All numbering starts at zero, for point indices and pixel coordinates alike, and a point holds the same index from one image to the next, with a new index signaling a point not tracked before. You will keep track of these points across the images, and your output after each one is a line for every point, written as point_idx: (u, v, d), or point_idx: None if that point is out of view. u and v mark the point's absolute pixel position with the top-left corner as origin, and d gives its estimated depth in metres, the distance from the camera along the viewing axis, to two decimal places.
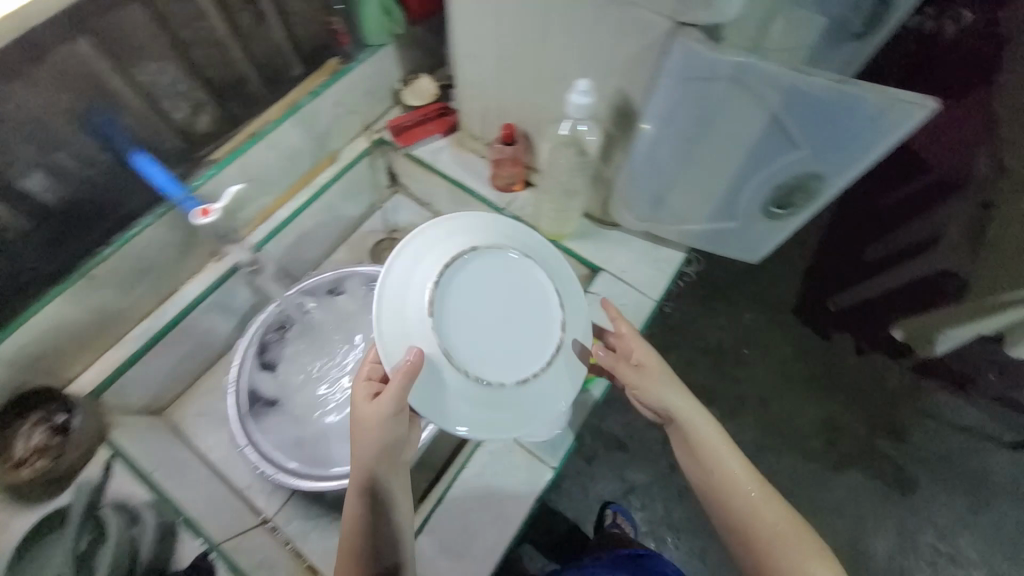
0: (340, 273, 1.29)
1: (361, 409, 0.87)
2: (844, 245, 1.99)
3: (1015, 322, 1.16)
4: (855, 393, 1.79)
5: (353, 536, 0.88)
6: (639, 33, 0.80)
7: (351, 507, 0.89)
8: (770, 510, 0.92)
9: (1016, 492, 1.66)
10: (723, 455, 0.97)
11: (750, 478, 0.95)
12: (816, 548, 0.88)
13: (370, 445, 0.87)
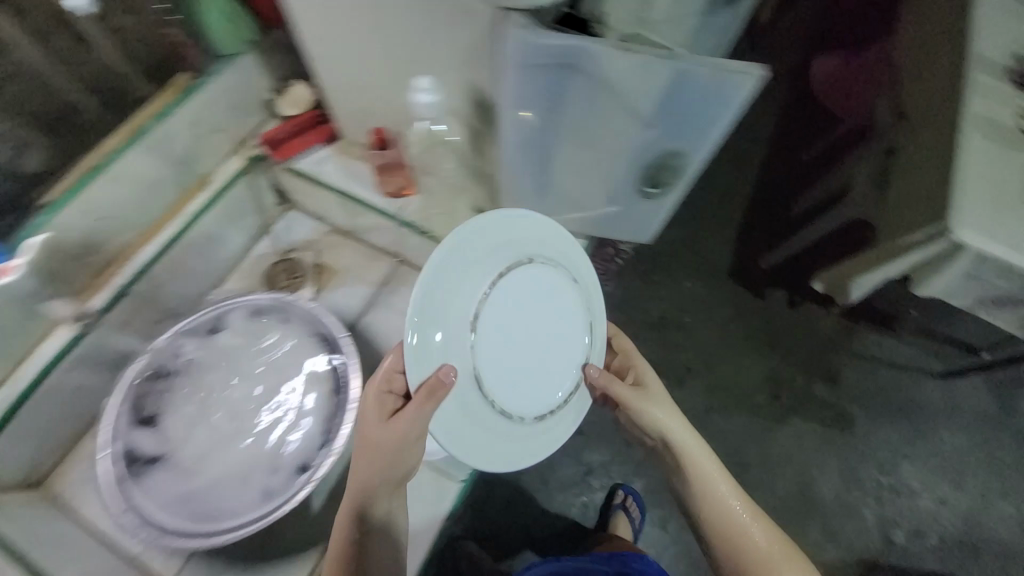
0: (218, 309, 1.21)
1: (374, 425, 0.93)
2: (772, 203, 2.10)
3: (916, 263, 1.20)
4: (792, 344, 1.86)
5: (345, 542, 0.94)
6: (467, 18, 0.82)
7: (347, 517, 0.95)
8: (750, 524, 1.01)
9: (950, 417, 1.74)
10: (716, 478, 1.04)
11: (737, 499, 1.03)
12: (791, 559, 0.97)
13: (381, 459, 0.94)
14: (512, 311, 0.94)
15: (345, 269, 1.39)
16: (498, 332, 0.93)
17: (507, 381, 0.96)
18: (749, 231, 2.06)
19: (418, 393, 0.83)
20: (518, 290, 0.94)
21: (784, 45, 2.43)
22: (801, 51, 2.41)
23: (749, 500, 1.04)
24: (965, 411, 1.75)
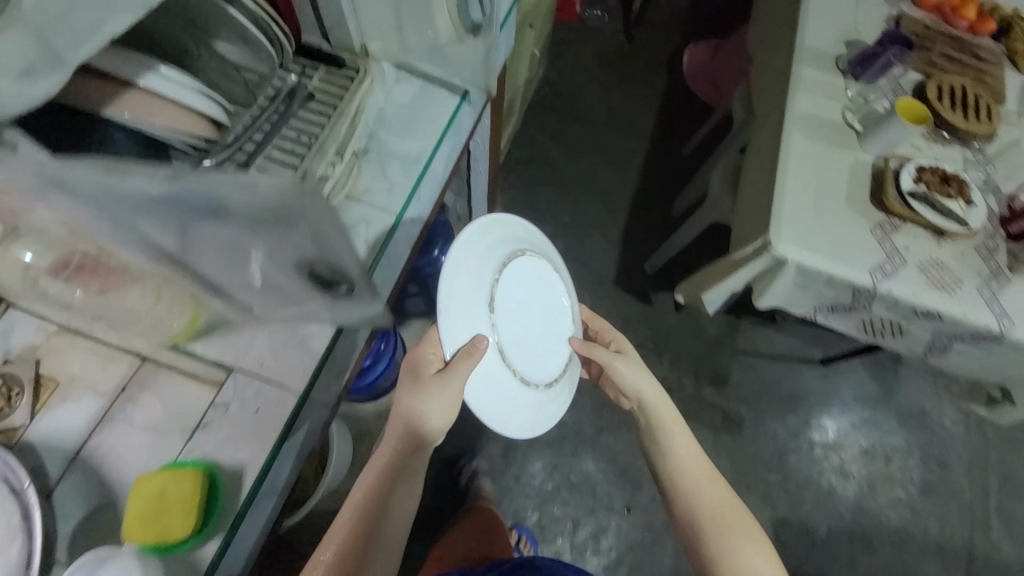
0: None
1: (424, 384, 0.79)
2: (654, 203, 2.06)
3: (753, 276, 1.15)
4: (680, 348, 1.82)
5: (347, 529, 0.75)
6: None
7: (359, 496, 0.77)
8: (703, 498, 0.86)
9: (832, 402, 1.75)
10: (684, 448, 0.90)
11: (703, 472, 0.89)
12: (759, 544, 0.82)
13: (430, 425, 0.80)
14: (522, 290, 0.88)
15: (69, 379, 0.81)
16: (519, 305, 0.87)
17: (527, 351, 0.88)
18: (632, 235, 2.00)
19: (461, 358, 0.75)
20: (523, 272, 0.89)
21: (655, 37, 2.38)
22: (676, 41, 2.38)
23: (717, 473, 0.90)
24: (846, 394, 1.76)
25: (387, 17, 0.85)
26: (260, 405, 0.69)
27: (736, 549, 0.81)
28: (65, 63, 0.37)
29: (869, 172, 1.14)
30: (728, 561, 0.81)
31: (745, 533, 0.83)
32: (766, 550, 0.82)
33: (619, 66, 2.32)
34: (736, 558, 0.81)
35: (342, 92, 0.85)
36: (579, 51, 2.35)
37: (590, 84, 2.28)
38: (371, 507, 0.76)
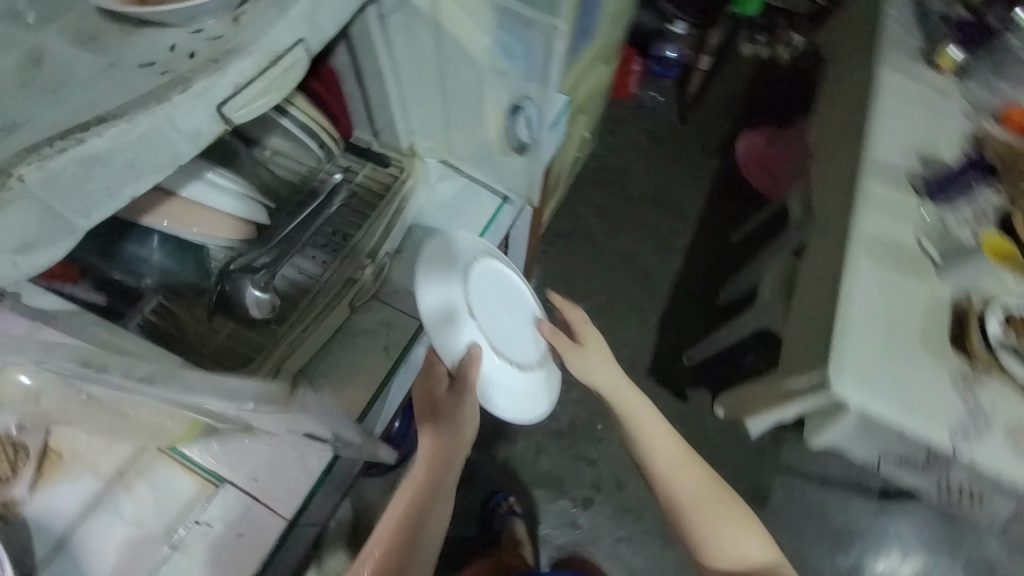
0: None
1: (438, 399, 0.77)
2: (697, 289, 1.95)
3: (807, 411, 1.02)
4: (715, 456, 1.65)
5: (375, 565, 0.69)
6: None
7: (386, 530, 0.72)
8: (687, 488, 0.85)
9: (890, 544, 1.53)
10: (659, 433, 0.87)
11: (680, 461, 0.86)
12: (759, 541, 0.85)
13: (460, 438, 0.76)
14: (491, 283, 0.85)
15: (64, 460, 0.75)
16: (490, 296, 0.84)
17: (519, 335, 0.86)
18: (671, 322, 1.89)
19: (465, 367, 0.73)
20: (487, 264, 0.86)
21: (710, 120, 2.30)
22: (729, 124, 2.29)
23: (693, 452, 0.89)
24: (907, 537, 1.54)
25: (436, 116, 0.83)
26: (248, 527, 0.71)
27: (731, 538, 0.83)
28: (76, 230, 0.35)
29: (948, 307, 1.02)
30: (729, 556, 0.83)
31: (741, 527, 0.85)
32: (761, 539, 0.85)
33: (675, 150, 2.24)
34: (741, 551, 0.83)
35: (381, 191, 0.83)
36: (632, 130, 2.28)
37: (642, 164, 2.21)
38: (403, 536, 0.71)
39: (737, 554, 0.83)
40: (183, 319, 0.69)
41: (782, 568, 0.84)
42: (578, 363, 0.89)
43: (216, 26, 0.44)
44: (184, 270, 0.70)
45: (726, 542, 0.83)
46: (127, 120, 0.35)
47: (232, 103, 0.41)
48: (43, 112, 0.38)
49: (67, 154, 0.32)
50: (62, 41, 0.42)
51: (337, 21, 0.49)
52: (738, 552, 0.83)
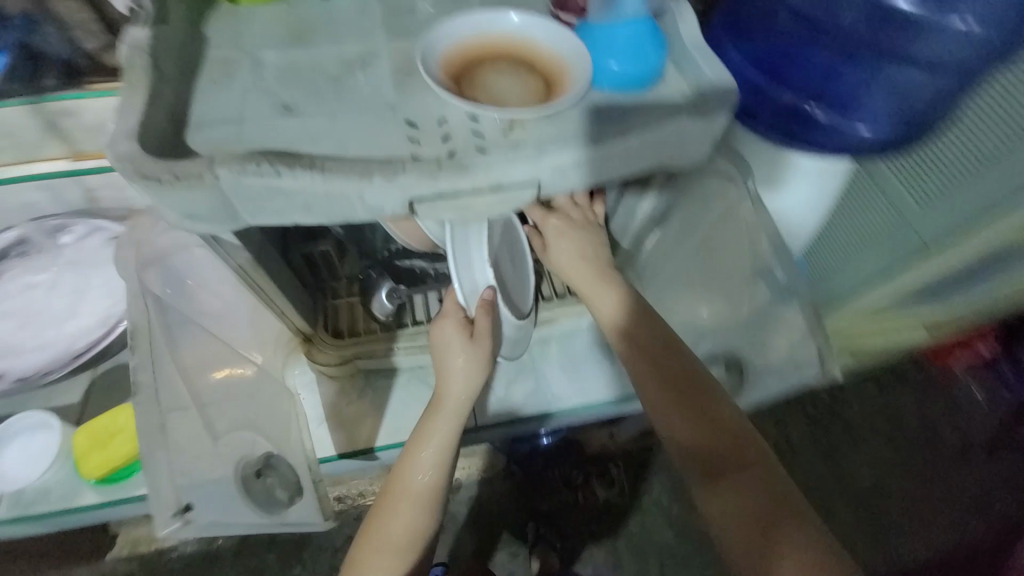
0: (99, 228, 0.85)
1: (454, 342, 0.64)
2: None
3: None
4: None
5: (397, 544, 0.58)
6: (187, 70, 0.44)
7: (391, 509, 0.59)
8: (683, 407, 0.56)
9: None
10: (612, 301, 0.62)
11: (652, 350, 0.58)
12: (777, 497, 0.51)
13: (472, 372, 0.63)
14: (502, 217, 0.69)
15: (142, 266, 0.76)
16: (499, 241, 0.69)
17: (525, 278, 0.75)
18: None
19: (485, 313, 0.63)
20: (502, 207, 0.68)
21: None
22: None
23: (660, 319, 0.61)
24: None
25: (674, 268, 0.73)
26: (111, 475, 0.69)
27: (741, 492, 0.52)
28: (238, 221, 0.38)
29: None
30: (738, 519, 0.51)
31: (739, 474, 0.53)
32: (771, 498, 0.51)
33: (936, 510, 1.12)
34: (761, 520, 0.50)
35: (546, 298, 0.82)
36: (882, 413, 1.20)
37: (872, 487, 1.14)
38: (426, 500, 0.60)
39: (756, 509, 0.51)
40: (346, 261, 0.74)
41: (810, 517, 0.50)
42: (569, 274, 0.65)
43: (487, 125, 0.43)
44: (374, 237, 0.72)
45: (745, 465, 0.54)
46: (326, 176, 0.36)
47: (426, 203, 0.39)
48: (316, 117, 0.43)
49: (262, 168, 0.35)
50: (387, 64, 0.47)
51: (583, 186, 0.44)
52: (745, 514, 0.51)
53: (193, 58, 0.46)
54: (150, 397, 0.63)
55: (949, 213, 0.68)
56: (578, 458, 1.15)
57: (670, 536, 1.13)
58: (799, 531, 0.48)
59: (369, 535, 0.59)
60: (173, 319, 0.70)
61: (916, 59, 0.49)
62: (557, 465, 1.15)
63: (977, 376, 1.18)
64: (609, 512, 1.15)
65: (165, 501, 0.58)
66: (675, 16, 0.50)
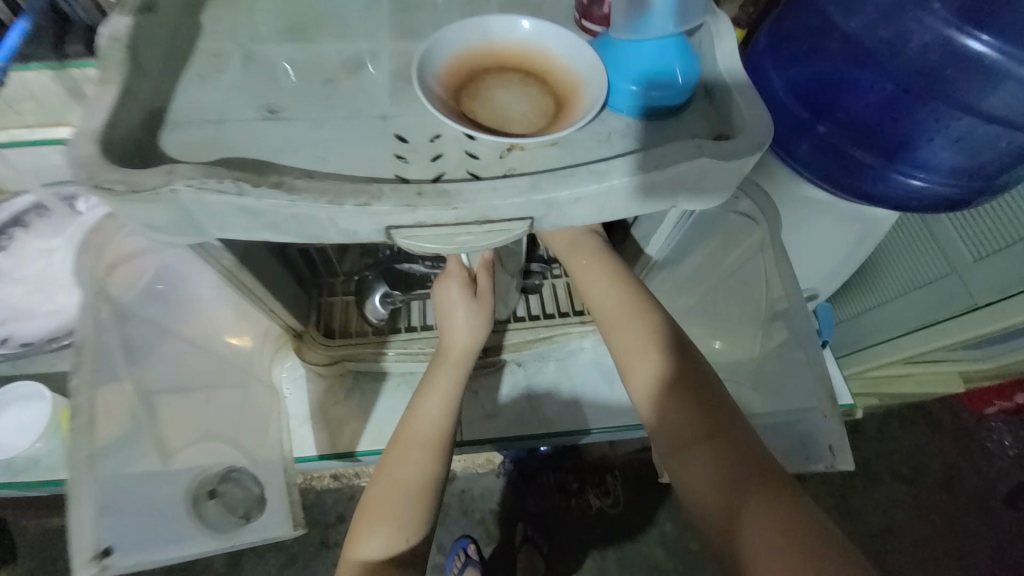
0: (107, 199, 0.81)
1: (457, 301, 0.60)
2: None
3: None
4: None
5: (412, 489, 0.52)
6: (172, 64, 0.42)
7: (401, 454, 0.54)
8: (655, 372, 0.52)
9: None
10: (594, 269, 0.59)
11: (624, 312, 0.56)
12: (749, 463, 0.46)
13: (478, 325, 0.60)
14: None
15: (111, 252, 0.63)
16: None
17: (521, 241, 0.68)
18: None
19: (485, 271, 0.61)
20: None
21: None
22: None
23: (635, 283, 0.59)
24: None
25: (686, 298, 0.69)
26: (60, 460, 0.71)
27: (712, 460, 0.47)
28: (205, 233, 0.36)
29: None
30: (707, 492, 0.47)
31: (711, 441, 0.48)
32: (744, 463, 0.46)
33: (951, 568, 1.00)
34: (732, 488, 0.45)
35: (543, 316, 0.76)
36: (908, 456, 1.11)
37: (881, 531, 1.01)
38: (437, 445, 0.55)
39: (727, 477, 0.46)
40: (346, 259, 0.71)
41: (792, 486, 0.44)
42: (564, 255, 0.61)
43: (483, 147, 0.39)
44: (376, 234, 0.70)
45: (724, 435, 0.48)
46: (294, 198, 0.33)
47: (404, 231, 0.36)
48: (302, 124, 0.40)
49: (228, 183, 0.32)
50: (387, 67, 0.44)
51: (583, 224, 0.40)
52: (715, 484, 0.47)
53: (182, 49, 0.43)
54: (88, 426, 0.47)
55: (1003, 275, 0.62)
56: (575, 464, 1.06)
57: (661, 553, 1.02)
58: (768, 499, 0.43)
59: (378, 485, 0.53)
60: (138, 331, 0.55)
61: (982, 109, 0.42)
62: (552, 468, 1.06)
63: (1008, 424, 1.10)
64: (603, 523, 1.03)
65: (84, 540, 0.45)
66: (713, 36, 0.43)
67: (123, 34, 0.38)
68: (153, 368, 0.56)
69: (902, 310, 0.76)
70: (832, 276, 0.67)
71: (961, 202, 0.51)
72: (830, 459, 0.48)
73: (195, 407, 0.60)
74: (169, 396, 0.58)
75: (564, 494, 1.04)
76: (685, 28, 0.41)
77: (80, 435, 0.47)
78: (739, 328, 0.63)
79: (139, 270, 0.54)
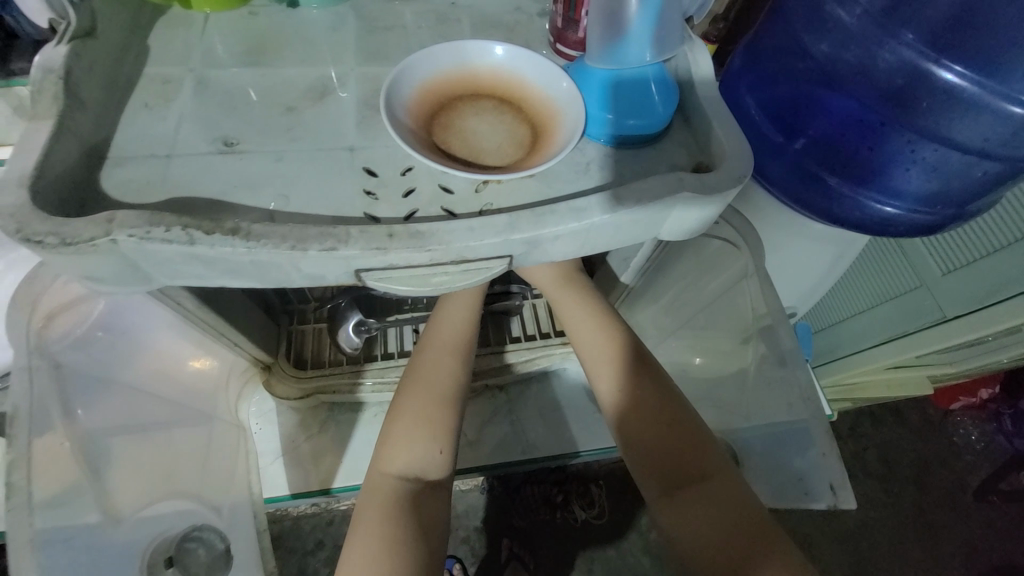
0: None
1: None
2: None
3: None
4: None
5: (444, 397, 0.53)
6: (108, 92, 0.38)
7: (433, 359, 0.55)
8: (637, 424, 0.52)
9: None
10: (585, 311, 0.58)
11: (605, 355, 0.56)
12: (738, 517, 0.45)
13: None
14: None
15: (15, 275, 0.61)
16: None
17: None
18: None
19: None
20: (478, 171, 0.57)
21: None
22: None
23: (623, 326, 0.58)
24: None
25: (667, 315, 0.69)
26: None
27: (702, 509, 0.46)
28: (153, 281, 0.32)
29: None
30: (699, 537, 0.45)
31: (699, 486, 0.48)
32: (735, 513, 0.45)
33: (923, 562, 1.00)
34: (728, 534, 0.44)
35: (525, 339, 0.73)
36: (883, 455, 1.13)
37: (862, 531, 1.02)
38: (463, 349, 0.57)
39: (720, 528, 0.45)
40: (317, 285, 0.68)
41: (783, 540, 0.43)
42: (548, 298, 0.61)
43: (457, 182, 0.38)
44: None
45: (711, 485, 0.47)
46: (251, 245, 0.30)
47: (375, 274, 0.34)
48: (261, 158, 0.37)
49: (173, 227, 0.30)
50: (354, 95, 0.42)
51: (566, 258, 0.38)
52: (705, 533, 0.45)
53: (128, 77, 0.40)
54: (25, 503, 0.42)
55: (973, 288, 0.63)
56: (560, 477, 1.04)
57: (646, 562, 1.00)
58: (768, 556, 0.42)
59: (410, 392, 0.53)
60: (73, 382, 0.50)
61: (955, 140, 0.43)
62: (534, 482, 1.03)
63: (975, 419, 1.13)
64: (585, 536, 1.01)
65: None
66: (690, 62, 0.42)
67: (59, 63, 0.35)
68: (106, 406, 0.53)
69: (877, 320, 0.77)
70: (810, 293, 0.68)
71: (935, 227, 0.51)
72: (832, 499, 0.47)
73: (154, 451, 0.56)
74: (122, 439, 0.54)
75: (550, 509, 1.02)
76: (663, 57, 0.40)
77: (14, 513, 0.41)
78: (720, 348, 0.63)
79: (82, 313, 0.50)
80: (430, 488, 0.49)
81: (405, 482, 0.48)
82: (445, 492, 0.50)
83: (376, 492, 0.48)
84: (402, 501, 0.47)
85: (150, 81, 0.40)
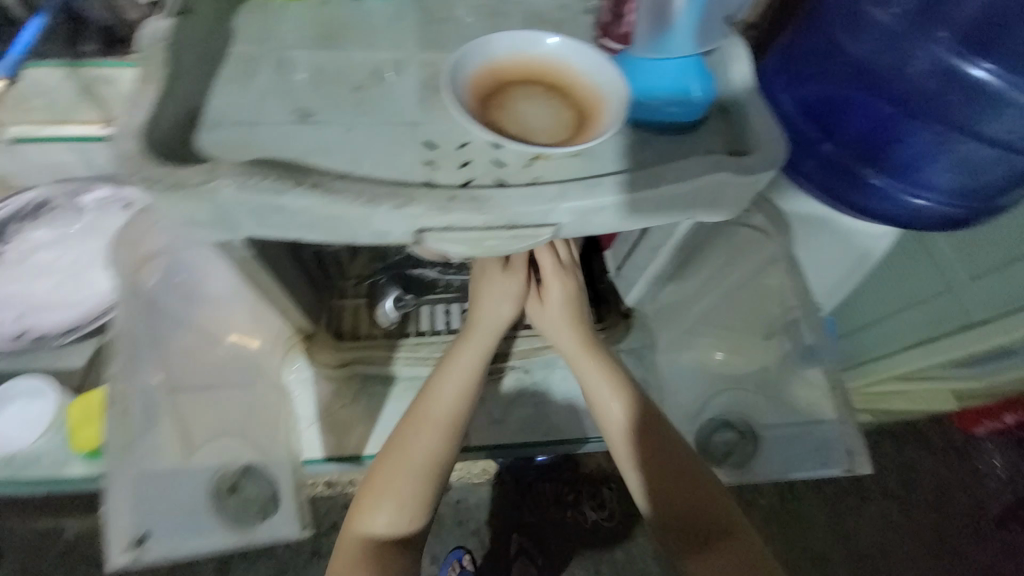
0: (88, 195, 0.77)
1: (490, 268, 0.60)
2: None
3: None
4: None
5: (419, 470, 0.53)
6: (199, 65, 0.43)
7: (419, 429, 0.55)
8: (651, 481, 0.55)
9: None
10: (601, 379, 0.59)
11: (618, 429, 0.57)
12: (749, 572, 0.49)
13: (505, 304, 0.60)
14: None
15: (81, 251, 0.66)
16: None
17: None
18: None
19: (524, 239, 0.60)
20: None
21: None
22: None
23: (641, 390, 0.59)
24: None
25: (691, 306, 0.71)
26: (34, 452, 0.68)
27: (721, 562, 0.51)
28: (235, 230, 0.36)
29: None
30: None
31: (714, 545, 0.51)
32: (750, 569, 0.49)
33: None
34: None
35: None
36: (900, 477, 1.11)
37: (875, 548, 1.01)
38: (453, 423, 0.56)
39: None
40: (356, 262, 0.71)
41: None
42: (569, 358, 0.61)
43: (510, 155, 0.41)
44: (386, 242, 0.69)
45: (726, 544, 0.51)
46: (330, 199, 0.35)
47: (435, 233, 0.37)
48: (333, 129, 0.41)
49: (268, 176, 0.34)
50: (415, 77, 0.45)
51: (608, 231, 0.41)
52: None
53: (214, 53, 0.44)
54: None
55: (997, 296, 0.66)
56: (572, 476, 1.05)
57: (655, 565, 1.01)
58: None
59: (389, 458, 0.54)
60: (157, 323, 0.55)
61: (984, 133, 0.45)
62: (546, 479, 1.05)
63: (998, 445, 1.10)
64: (595, 537, 1.02)
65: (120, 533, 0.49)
66: (728, 54, 0.45)
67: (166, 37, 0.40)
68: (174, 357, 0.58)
69: (899, 326, 0.78)
70: (835, 292, 0.69)
71: (961, 219, 0.53)
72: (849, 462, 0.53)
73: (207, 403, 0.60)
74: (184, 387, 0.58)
75: (561, 508, 1.03)
76: (703, 48, 0.43)
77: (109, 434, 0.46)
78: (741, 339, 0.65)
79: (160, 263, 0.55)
80: (392, 550, 0.52)
81: (371, 545, 0.51)
82: (410, 554, 0.53)
83: (350, 548, 0.51)
84: (375, 562, 0.50)
85: (233, 58, 0.44)
